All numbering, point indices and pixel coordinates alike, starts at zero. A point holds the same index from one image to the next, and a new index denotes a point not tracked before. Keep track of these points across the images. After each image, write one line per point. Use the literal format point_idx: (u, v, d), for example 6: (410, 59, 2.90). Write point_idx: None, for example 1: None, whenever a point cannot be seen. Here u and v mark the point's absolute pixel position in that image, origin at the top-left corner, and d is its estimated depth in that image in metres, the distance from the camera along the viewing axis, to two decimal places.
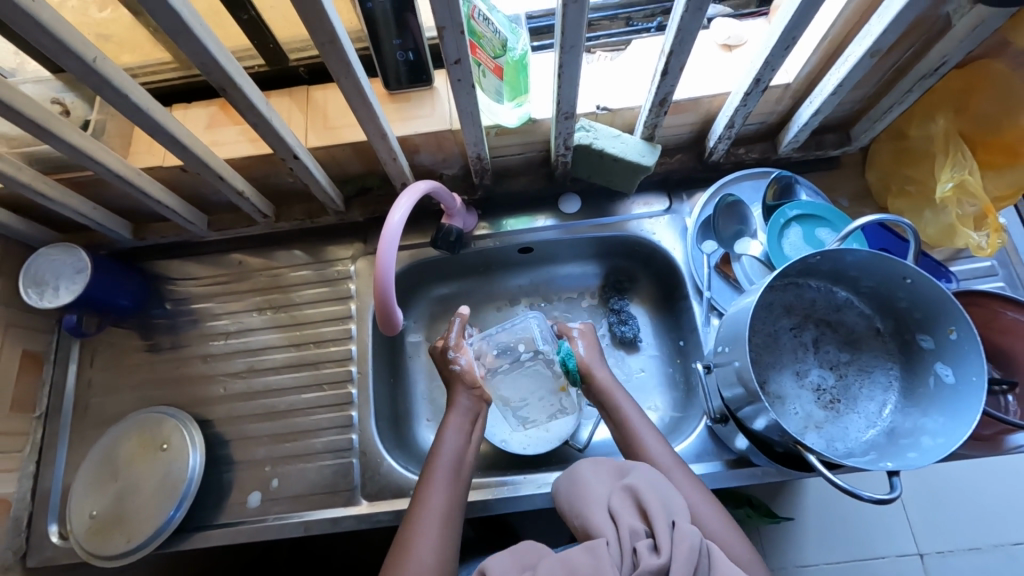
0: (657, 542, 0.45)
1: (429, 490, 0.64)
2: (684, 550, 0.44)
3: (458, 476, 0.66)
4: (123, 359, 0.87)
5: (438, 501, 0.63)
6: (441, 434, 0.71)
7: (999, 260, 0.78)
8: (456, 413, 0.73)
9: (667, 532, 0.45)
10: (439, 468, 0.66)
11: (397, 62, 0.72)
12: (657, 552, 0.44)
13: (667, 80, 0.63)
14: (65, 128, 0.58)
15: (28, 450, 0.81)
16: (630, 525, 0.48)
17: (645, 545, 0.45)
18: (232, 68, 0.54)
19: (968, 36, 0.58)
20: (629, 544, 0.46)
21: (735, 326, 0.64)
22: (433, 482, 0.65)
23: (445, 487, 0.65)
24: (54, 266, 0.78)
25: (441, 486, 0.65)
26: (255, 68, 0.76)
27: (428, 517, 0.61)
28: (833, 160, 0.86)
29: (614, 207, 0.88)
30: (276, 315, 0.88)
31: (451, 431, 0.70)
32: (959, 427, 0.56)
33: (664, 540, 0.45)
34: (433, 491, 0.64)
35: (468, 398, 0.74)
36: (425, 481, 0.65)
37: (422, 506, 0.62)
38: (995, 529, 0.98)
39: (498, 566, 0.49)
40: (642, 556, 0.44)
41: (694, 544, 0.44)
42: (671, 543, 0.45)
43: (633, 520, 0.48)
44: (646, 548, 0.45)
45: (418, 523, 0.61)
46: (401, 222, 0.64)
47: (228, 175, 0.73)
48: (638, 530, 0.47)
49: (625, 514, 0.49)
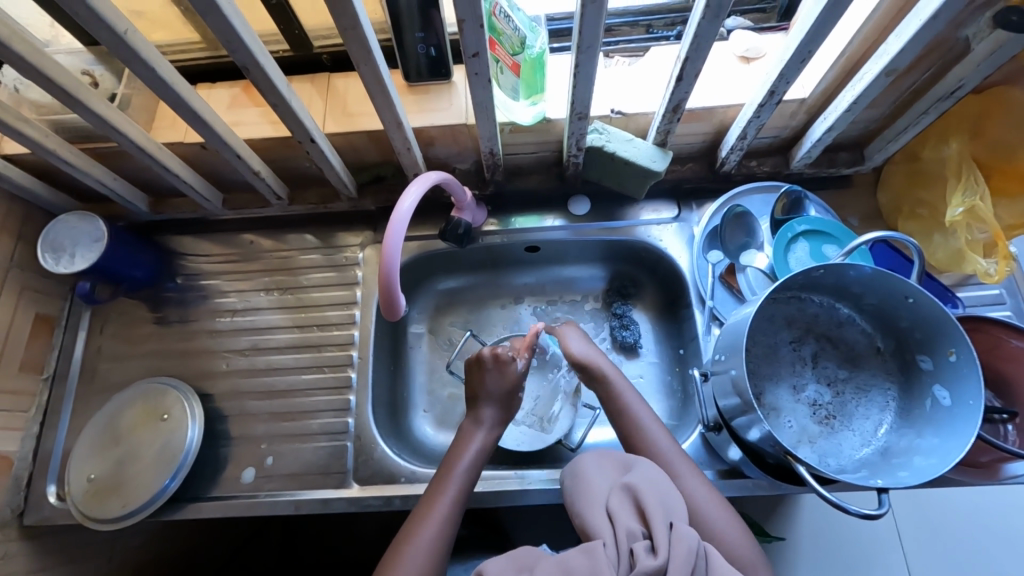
0: (655, 543, 0.45)
1: (432, 509, 0.63)
2: (682, 553, 0.44)
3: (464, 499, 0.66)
4: (131, 329, 0.89)
5: (436, 525, 0.62)
6: (455, 456, 0.69)
7: (1008, 288, 0.77)
8: (474, 436, 0.72)
9: (665, 534, 0.45)
10: (448, 487, 0.65)
11: (418, 55, 0.73)
12: (654, 554, 0.44)
13: (681, 87, 0.63)
14: (92, 97, 0.60)
15: (33, 411, 0.83)
16: (627, 526, 0.48)
17: (642, 546, 0.45)
18: (258, 49, 0.55)
19: (986, 60, 0.58)
20: (626, 546, 0.46)
21: (733, 335, 0.64)
22: (438, 503, 0.64)
23: (448, 512, 0.63)
24: (71, 233, 0.80)
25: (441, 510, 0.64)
26: (280, 53, 0.78)
27: (423, 536, 0.61)
28: (845, 178, 0.86)
29: (623, 212, 0.89)
30: (283, 296, 0.89)
31: (467, 454, 0.69)
32: (952, 448, 0.56)
33: (662, 541, 0.45)
34: (435, 512, 0.63)
35: (490, 421, 0.73)
36: (431, 497, 0.65)
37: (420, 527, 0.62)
38: (994, 566, 0.97)
39: (495, 567, 0.49)
40: (638, 557, 0.44)
41: (691, 547, 0.45)
42: (669, 545, 0.45)
43: (631, 522, 0.48)
44: (643, 549, 0.45)
45: (412, 541, 0.61)
46: (410, 209, 0.65)
47: (246, 154, 0.74)
48: (636, 531, 0.47)
49: (623, 515, 0.49)
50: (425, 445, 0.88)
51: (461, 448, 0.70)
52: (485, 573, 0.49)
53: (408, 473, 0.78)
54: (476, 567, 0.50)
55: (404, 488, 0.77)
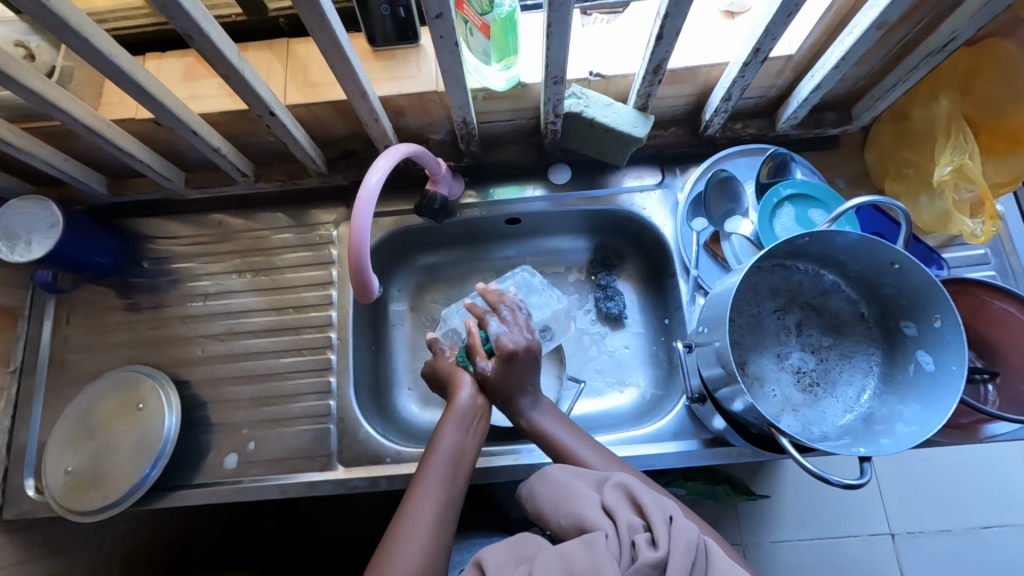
0: (655, 536, 0.45)
1: (420, 492, 0.61)
2: (683, 546, 0.44)
3: (452, 475, 0.63)
4: (100, 317, 0.86)
5: (430, 503, 0.60)
6: (441, 427, 0.67)
7: (993, 248, 0.77)
8: (458, 407, 0.69)
9: (665, 527, 0.45)
10: (433, 468, 0.63)
11: (383, 18, 0.68)
12: (655, 546, 0.44)
13: (661, 46, 0.60)
14: (26, 72, 0.55)
15: (4, 404, 0.81)
16: (627, 520, 0.47)
17: (643, 539, 0.45)
18: (202, 15, 0.51)
19: (979, 12, 0.56)
20: (627, 538, 0.46)
21: (717, 306, 0.63)
22: (426, 482, 0.61)
23: (439, 488, 0.61)
24: (25, 220, 0.75)
25: (432, 486, 0.61)
26: (232, 17, 0.72)
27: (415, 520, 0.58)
28: (832, 138, 0.84)
29: (605, 180, 0.86)
30: (256, 278, 0.86)
31: (451, 428, 0.66)
32: (934, 415, 0.56)
33: (663, 534, 0.45)
34: (425, 494, 0.60)
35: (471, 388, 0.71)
36: (417, 480, 0.62)
37: (411, 509, 0.59)
38: (968, 513, 1.00)
39: (493, 554, 0.48)
40: (640, 550, 0.44)
41: (691, 539, 0.45)
42: (669, 538, 0.45)
43: (630, 515, 0.48)
44: (644, 542, 0.45)
45: (404, 528, 0.57)
46: (378, 186, 0.62)
47: (204, 130, 0.70)
48: (636, 525, 0.47)
49: (621, 509, 0.49)
50: (410, 423, 0.87)
51: (446, 418, 0.68)
52: (482, 562, 0.48)
53: (394, 453, 0.78)
54: (475, 557, 0.49)
55: (390, 468, 0.76)
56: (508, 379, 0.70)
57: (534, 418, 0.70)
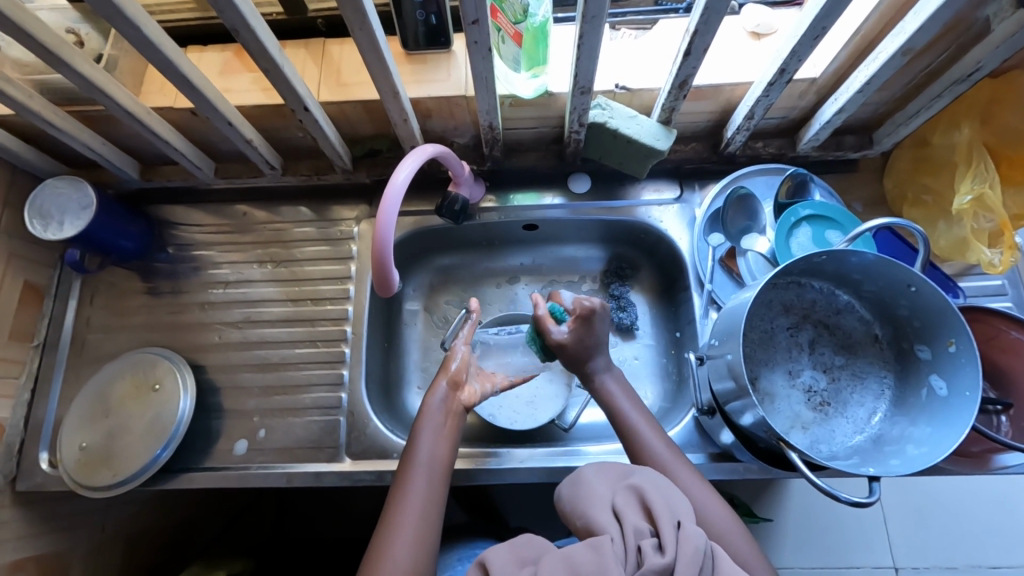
0: (662, 542, 0.43)
1: (405, 501, 0.62)
2: (690, 552, 0.42)
3: (434, 483, 0.64)
4: (123, 299, 0.88)
5: (413, 515, 0.60)
6: (418, 434, 0.68)
7: (1010, 278, 0.76)
8: (433, 411, 0.70)
9: (673, 533, 0.44)
10: (415, 476, 0.64)
11: (416, 23, 0.70)
12: (662, 552, 0.42)
13: (688, 62, 0.61)
14: (77, 58, 0.58)
15: (24, 378, 0.83)
16: (633, 524, 0.46)
17: (650, 545, 0.43)
18: (249, 11, 0.53)
19: (1006, 43, 0.56)
20: (633, 543, 0.44)
21: (730, 320, 0.63)
22: (409, 493, 0.62)
23: (424, 499, 0.62)
24: (59, 200, 0.78)
25: (418, 493, 0.62)
26: (273, 16, 0.75)
27: (405, 530, 0.59)
28: (852, 163, 0.84)
29: (624, 191, 0.87)
30: (276, 269, 0.88)
31: (428, 435, 0.67)
32: (945, 438, 0.56)
33: (669, 540, 0.43)
34: (409, 500, 0.62)
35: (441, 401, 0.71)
36: (399, 491, 0.63)
37: (396, 521, 0.60)
38: (975, 550, 0.98)
39: (497, 558, 0.46)
40: (646, 556, 0.42)
41: (699, 545, 0.43)
42: (677, 544, 0.43)
43: (637, 519, 0.46)
44: (651, 548, 0.43)
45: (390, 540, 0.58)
46: (404, 183, 0.63)
47: (238, 122, 0.72)
48: (642, 530, 0.45)
49: (629, 512, 0.47)
50: None
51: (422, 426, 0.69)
52: (486, 563, 0.47)
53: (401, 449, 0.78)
54: (477, 558, 0.48)
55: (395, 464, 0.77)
56: (585, 342, 0.74)
57: (604, 379, 0.74)
